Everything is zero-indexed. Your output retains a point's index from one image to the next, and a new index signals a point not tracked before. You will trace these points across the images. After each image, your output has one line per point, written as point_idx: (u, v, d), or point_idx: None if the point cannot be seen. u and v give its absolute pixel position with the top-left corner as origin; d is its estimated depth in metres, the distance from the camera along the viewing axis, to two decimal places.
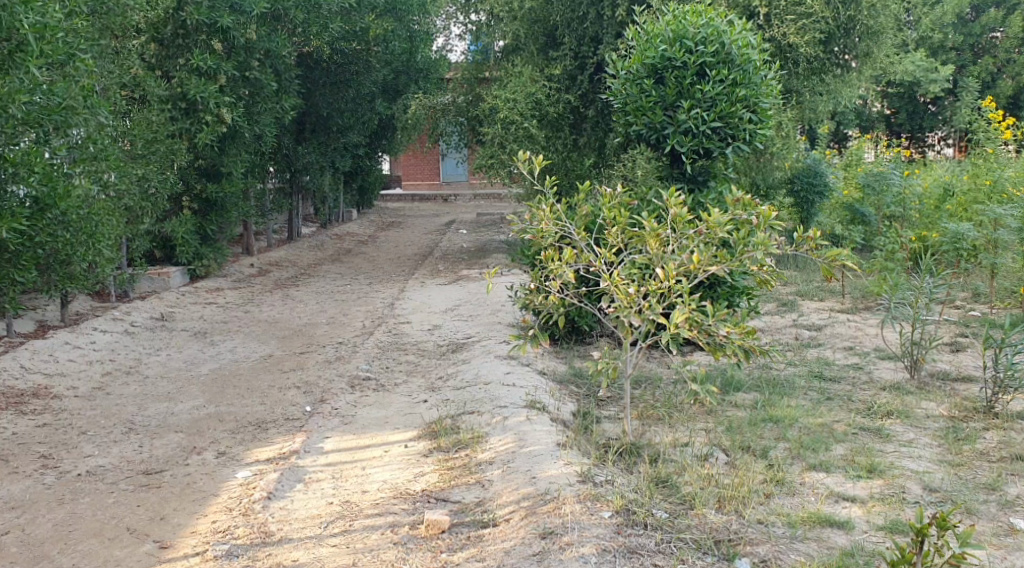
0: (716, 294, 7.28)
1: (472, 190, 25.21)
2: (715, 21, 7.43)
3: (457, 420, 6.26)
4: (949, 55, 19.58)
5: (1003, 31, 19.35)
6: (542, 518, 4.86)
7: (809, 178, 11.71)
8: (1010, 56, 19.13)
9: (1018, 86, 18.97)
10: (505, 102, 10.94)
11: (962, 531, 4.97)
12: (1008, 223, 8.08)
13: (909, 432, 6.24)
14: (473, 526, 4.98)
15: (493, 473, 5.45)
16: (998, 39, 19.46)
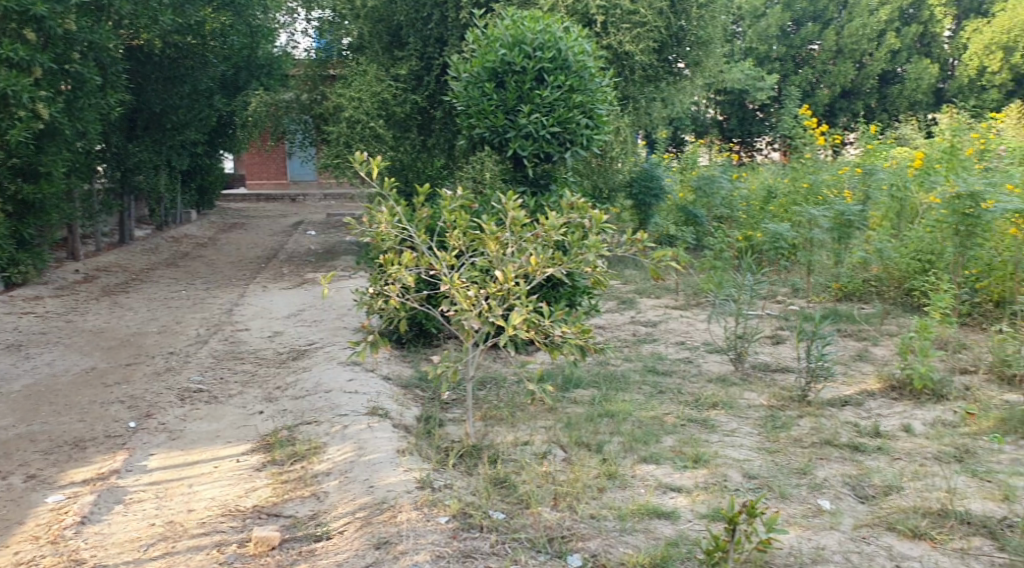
0: (559, 294, 7.53)
1: (320, 190, 24.90)
2: (551, 27, 7.68)
3: (294, 431, 6.29)
4: (774, 65, 20.35)
5: (820, 45, 20.04)
6: (378, 527, 4.98)
7: (646, 181, 11.64)
8: (826, 68, 19.85)
9: (831, 97, 19.92)
10: (350, 101, 10.93)
11: (771, 515, 5.25)
12: (821, 224, 8.51)
13: (732, 422, 6.62)
14: (305, 541, 5.04)
15: (329, 484, 5.53)
16: (816, 51, 20.13)
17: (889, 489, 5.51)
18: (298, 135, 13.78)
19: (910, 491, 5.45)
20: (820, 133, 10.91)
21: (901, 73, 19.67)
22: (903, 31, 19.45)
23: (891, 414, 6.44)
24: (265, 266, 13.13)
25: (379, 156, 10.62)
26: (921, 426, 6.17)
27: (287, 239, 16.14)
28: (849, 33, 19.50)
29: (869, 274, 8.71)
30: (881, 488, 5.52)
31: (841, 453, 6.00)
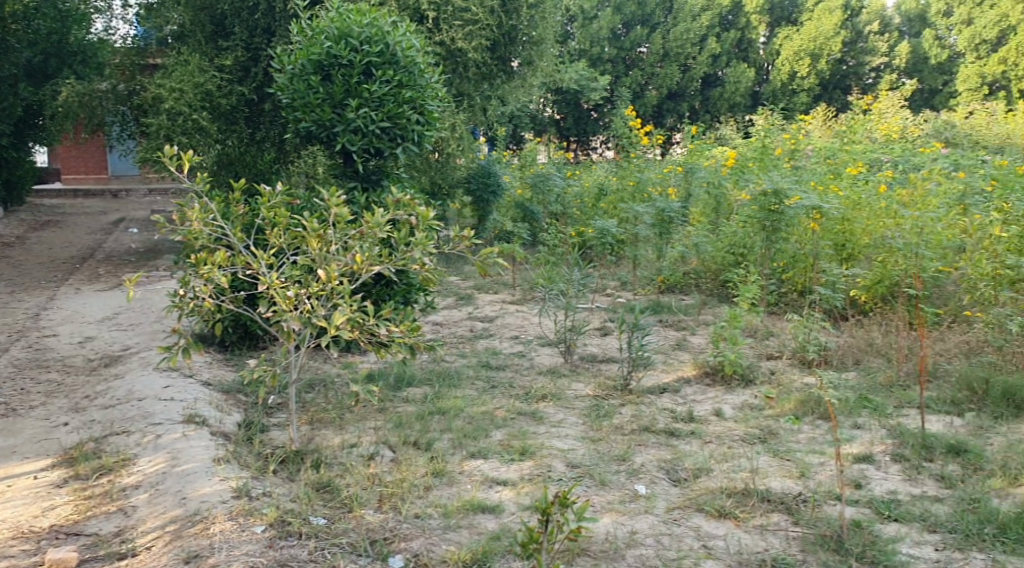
0: (394, 292, 6.92)
1: (144, 182, 22.80)
2: (379, 21, 7.17)
3: (101, 442, 6.10)
4: (606, 67, 20.79)
5: (649, 48, 20.90)
6: (189, 541, 4.82)
7: (483, 178, 11.23)
8: (655, 71, 20.87)
9: (659, 98, 20.92)
10: (170, 91, 10.31)
11: (580, 504, 5.37)
12: (645, 220, 9.01)
13: (560, 413, 6.66)
14: (109, 560, 4.82)
15: (137, 498, 5.33)
16: (645, 55, 20.93)
17: (699, 471, 5.74)
18: (114, 128, 13.26)
19: (717, 473, 5.71)
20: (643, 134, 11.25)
21: (722, 76, 21.35)
22: (722, 36, 21.18)
23: (703, 399, 6.78)
24: (79, 266, 12.59)
25: (203, 151, 10.22)
26: (731, 411, 6.52)
27: (106, 238, 15.52)
28: (674, 37, 20.73)
29: (689, 268, 9.04)
30: (692, 471, 5.75)
31: (657, 438, 6.24)
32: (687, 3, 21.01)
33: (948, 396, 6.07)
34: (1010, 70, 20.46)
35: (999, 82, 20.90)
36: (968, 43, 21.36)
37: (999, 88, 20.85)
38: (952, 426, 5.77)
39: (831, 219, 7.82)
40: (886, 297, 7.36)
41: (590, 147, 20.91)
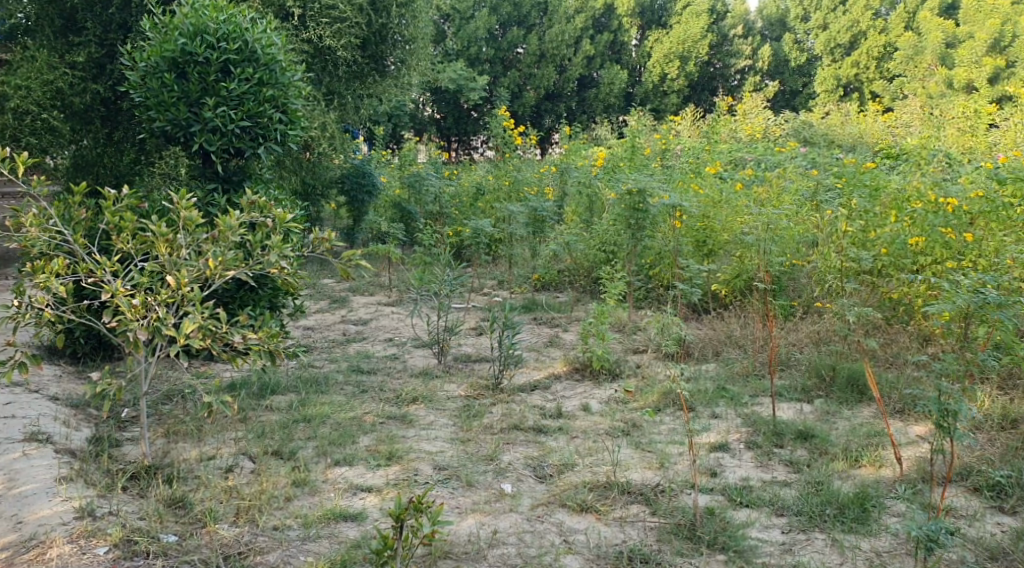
0: (259, 297, 6.30)
1: None
2: (237, 17, 6.64)
3: None
4: (485, 66, 20.77)
5: (526, 48, 21.06)
6: None
7: (358, 178, 10.71)
8: (532, 71, 21.08)
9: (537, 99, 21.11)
10: (16, 87, 8.71)
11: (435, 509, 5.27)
12: (518, 218, 9.08)
13: (430, 415, 6.43)
14: None
15: None
16: (523, 55, 21.08)
17: (564, 467, 5.76)
18: None
19: (581, 468, 5.75)
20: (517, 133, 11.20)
21: (597, 77, 21.79)
22: (597, 38, 21.65)
23: (573, 395, 6.79)
24: None
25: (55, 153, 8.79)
26: (598, 406, 6.58)
27: None
28: (549, 38, 21.05)
29: (563, 265, 9.06)
30: (557, 467, 5.76)
31: (526, 436, 6.19)
32: (562, 4, 21.31)
33: (799, 384, 6.37)
34: (864, 72, 22.32)
35: (852, 84, 22.65)
36: (825, 47, 22.82)
37: (852, 89, 22.61)
38: (802, 412, 6.02)
39: (692, 217, 8.11)
40: (743, 290, 7.66)
41: (470, 148, 20.52)
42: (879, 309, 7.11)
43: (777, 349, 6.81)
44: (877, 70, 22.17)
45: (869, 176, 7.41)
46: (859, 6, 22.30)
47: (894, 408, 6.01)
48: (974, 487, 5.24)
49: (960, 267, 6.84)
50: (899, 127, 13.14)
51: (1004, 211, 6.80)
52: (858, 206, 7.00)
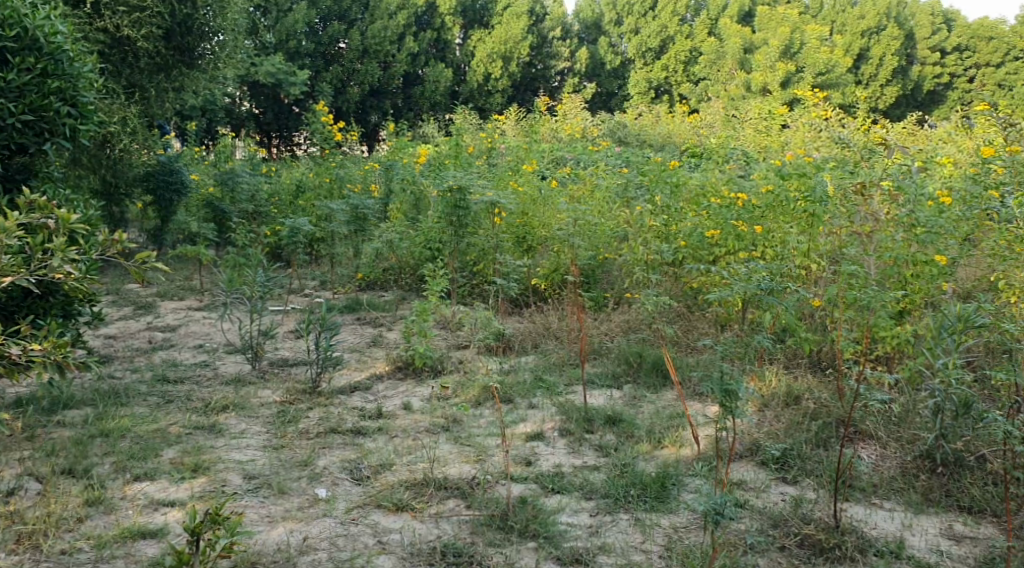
0: (47, 306, 5.86)
1: None
2: (15, 1, 6.01)
3: None
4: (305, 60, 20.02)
5: (348, 43, 20.58)
6: None
7: (166, 175, 9.89)
8: (354, 67, 20.58)
9: (362, 96, 20.75)
10: None
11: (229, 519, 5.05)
12: (337, 217, 8.75)
13: (242, 423, 6.17)
14: None
15: None
16: (345, 50, 20.58)
17: (381, 468, 5.61)
18: None
19: (399, 467, 5.62)
20: (336, 128, 10.74)
21: (422, 75, 21.70)
22: (419, 35, 21.63)
23: (394, 394, 6.64)
24: None
25: None
26: (419, 403, 6.46)
27: None
28: (372, 34, 20.71)
29: (387, 265, 8.95)
30: (374, 468, 5.61)
31: (343, 438, 5.98)
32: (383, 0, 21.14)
33: (610, 370, 6.76)
34: (672, 75, 25.13)
35: (661, 86, 25.33)
36: (637, 50, 25.41)
37: (663, 91, 25.28)
38: (611, 399, 6.40)
39: (512, 213, 8.20)
40: (561, 284, 7.83)
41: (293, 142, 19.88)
42: (682, 297, 7.55)
43: (590, 339, 7.12)
44: (684, 73, 25.06)
45: (673, 173, 7.88)
46: (668, 13, 25.36)
47: (694, 390, 6.48)
48: (758, 461, 5.81)
49: (749, 258, 7.20)
50: (703, 126, 13.81)
51: (789, 205, 7.08)
52: (661, 201, 7.62)
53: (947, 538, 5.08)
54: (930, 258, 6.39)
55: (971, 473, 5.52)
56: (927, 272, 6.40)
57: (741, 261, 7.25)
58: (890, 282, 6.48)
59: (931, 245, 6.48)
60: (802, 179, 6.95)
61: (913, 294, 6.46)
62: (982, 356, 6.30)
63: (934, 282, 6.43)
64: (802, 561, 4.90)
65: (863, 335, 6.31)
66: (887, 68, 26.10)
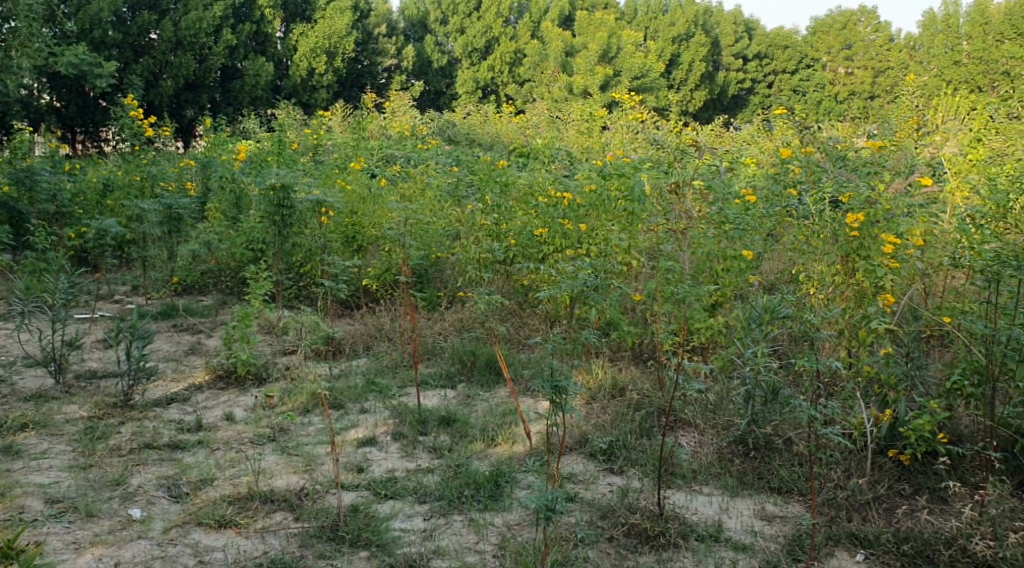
0: None
1: None
2: None
3: None
4: (112, 51, 18.69)
5: (160, 34, 19.34)
6: None
7: None
8: (166, 59, 19.41)
9: (175, 88, 19.50)
10: None
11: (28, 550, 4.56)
12: (149, 218, 8.11)
13: (43, 442, 5.66)
14: None
15: None
16: (156, 42, 19.42)
17: (202, 483, 5.24)
18: None
19: (221, 481, 5.27)
20: (147, 124, 10.03)
21: (241, 68, 20.86)
22: (238, 28, 20.77)
23: (214, 404, 6.25)
24: None
25: None
26: (242, 413, 6.10)
27: None
28: (185, 25, 19.57)
29: (206, 267, 8.49)
30: (194, 484, 5.23)
31: (158, 454, 5.56)
32: None
33: (443, 371, 6.57)
34: (500, 76, 25.40)
35: (489, 87, 25.55)
36: (463, 49, 25.33)
37: (490, 91, 25.53)
38: (445, 399, 6.23)
39: (339, 213, 7.89)
40: (392, 284, 7.61)
41: (100, 138, 18.70)
42: (513, 295, 7.43)
43: (423, 339, 6.94)
44: (509, 74, 25.47)
45: (502, 173, 7.78)
46: (492, 15, 25.69)
47: (526, 387, 6.40)
48: (588, 454, 5.79)
49: (575, 255, 7.13)
50: (529, 125, 13.82)
51: (611, 204, 7.12)
52: (491, 201, 7.52)
53: (760, 519, 5.16)
54: (739, 253, 6.62)
55: (780, 455, 5.63)
56: (736, 266, 6.62)
57: (568, 260, 7.16)
58: (702, 277, 6.59)
59: (739, 241, 6.76)
60: (621, 179, 7.02)
61: (723, 287, 6.63)
62: (788, 345, 6.46)
63: (741, 276, 6.66)
64: (629, 550, 4.92)
65: (681, 327, 6.43)
66: (695, 72, 27.67)
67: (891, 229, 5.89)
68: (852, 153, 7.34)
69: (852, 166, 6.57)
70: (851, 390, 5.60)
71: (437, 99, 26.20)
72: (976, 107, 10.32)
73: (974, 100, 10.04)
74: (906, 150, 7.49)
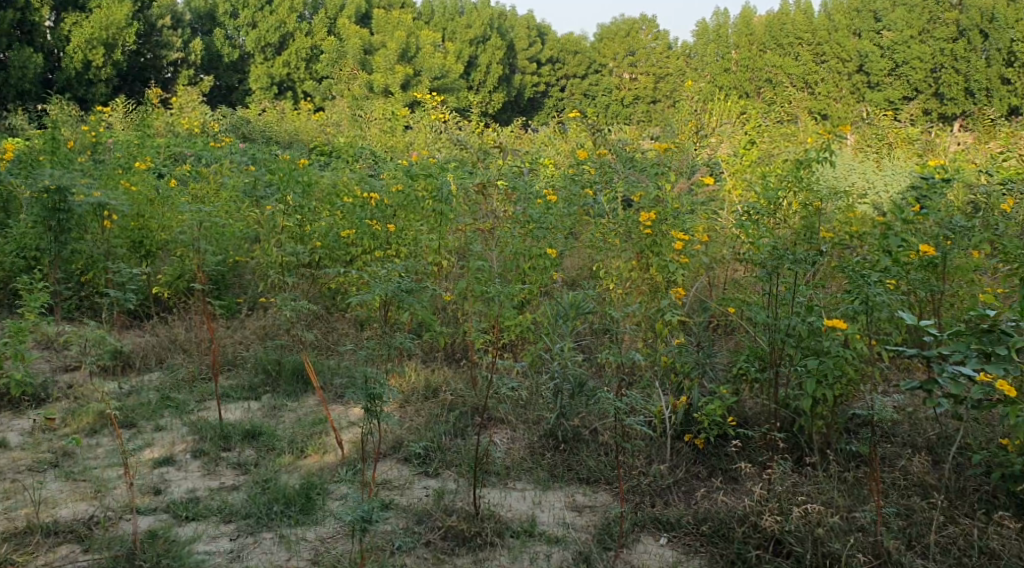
0: None
1: None
2: None
3: None
4: None
5: None
6: None
7: None
8: None
9: None
10: None
11: None
12: None
13: None
14: None
15: None
16: None
17: None
18: None
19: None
20: None
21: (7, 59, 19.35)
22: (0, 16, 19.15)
23: None
24: None
25: None
26: (19, 438, 5.54)
27: None
28: None
29: None
30: None
31: None
32: None
33: (246, 382, 6.19)
34: (295, 72, 25.19)
35: (286, 83, 25.31)
36: (254, 45, 24.74)
37: (286, 87, 25.25)
38: (249, 412, 5.87)
39: (124, 215, 7.32)
40: (187, 291, 7.15)
41: None
42: (320, 300, 7.11)
43: (221, 348, 6.53)
44: (305, 70, 25.35)
45: (302, 170, 7.40)
46: (285, 9, 25.07)
47: (336, 395, 6.12)
48: (403, 459, 5.58)
49: (385, 258, 6.91)
50: (330, 123, 13.45)
51: (419, 203, 6.97)
52: (293, 202, 7.01)
53: (571, 510, 5.09)
54: (544, 251, 6.54)
55: (588, 446, 5.57)
56: (541, 264, 6.54)
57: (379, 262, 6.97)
58: (510, 275, 6.55)
59: (544, 239, 6.67)
60: (428, 179, 6.88)
61: (530, 285, 6.55)
62: (592, 339, 6.40)
63: (547, 274, 6.58)
64: (445, 553, 4.75)
65: (491, 325, 6.29)
66: (493, 75, 27.59)
67: (679, 225, 5.97)
68: (641, 155, 7.52)
69: (641, 166, 6.88)
70: (650, 379, 5.59)
71: (229, 95, 25.27)
72: (747, 113, 10.74)
73: (743, 106, 10.50)
74: (688, 153, 7.74)
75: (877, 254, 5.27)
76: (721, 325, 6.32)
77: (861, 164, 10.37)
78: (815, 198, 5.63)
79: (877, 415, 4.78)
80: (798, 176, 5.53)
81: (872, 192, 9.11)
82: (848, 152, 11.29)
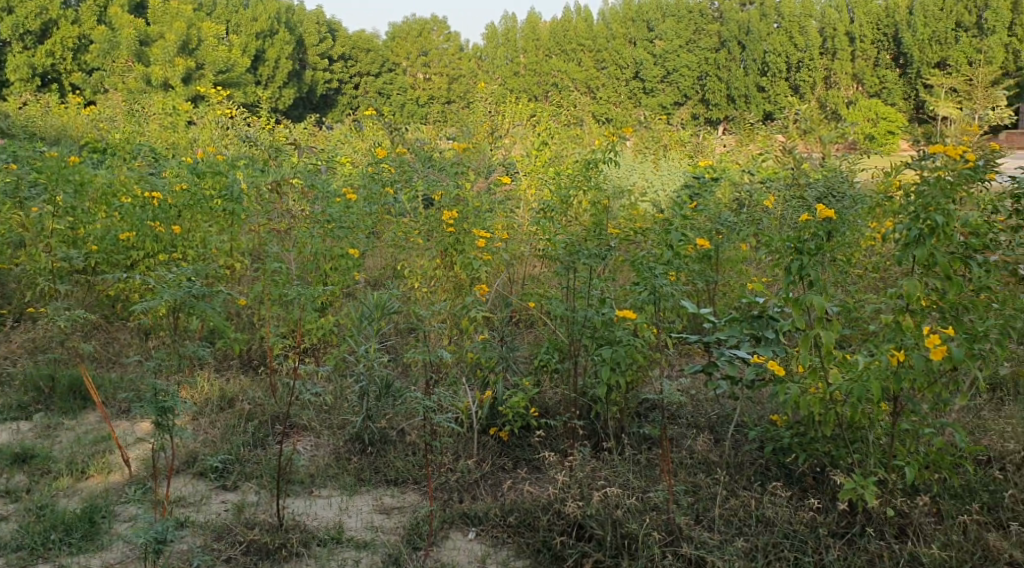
0: None
1: None
2: None
3: None
4: None
5: None
6: None
7: None
8: None
9: None
10: None
11: None
12: None
13: None
14: None
15: None
16: None
17: None
18: None
19: None
20: None
21: None
22: None
23: None
24: None
25: None
26: None
27: None
28: None
29: None
30: None
31: None
32: None
33: (14, 401, 5.67)
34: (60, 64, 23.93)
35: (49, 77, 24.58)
36: None
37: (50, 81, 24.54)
38: (18, 433, 5.37)
39: None
40: None
41: None
42: (96, 308, 6.58)
43: None
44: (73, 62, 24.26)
45: (74, 169, 6.82)
46: None
47: (118, 409, 5.69)
48: (198, 473, 5.23)
49: (170, 260, 6.55)
50: (103, 116, 12.65)
51: (205, 202, 6.64)
52: (63, 202, 6.53)
53: (379, 513, 4.88)
54: (346, 252, 6.37)
55: (395, 447, 5.37)
56: (343, 265, 6.38)
57: (163, 264, 6.60)
58: (310, 277, 6.38)
59: (345, 239, 6.50)
60: (216, 177, 6.66)
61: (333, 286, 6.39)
62: (398, 339, 6.21)
63: (350, 274, 6.43)
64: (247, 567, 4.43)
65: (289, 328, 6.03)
66: (281, 69, 27.36)
67: (479, 225, 5.91)
68: (437, 154, 7.48)
69: (438, 165, 6.85)
70: (455, 376, 5.51)
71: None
72: (533, 114, 10.87)
73: (527, 110, 10.74)
74: (483, 151, 7.69)
75: (658, 246, 5.27)
76: (520, 318, 6.32)
77: (641, 165, 10.60)
78: (602, 196, 5.69)
79: (666, 400, 4.73)
80: (585, 176, 5.57)
81: (651, 191, 9.40)
82: (629, 152, 11.60)
